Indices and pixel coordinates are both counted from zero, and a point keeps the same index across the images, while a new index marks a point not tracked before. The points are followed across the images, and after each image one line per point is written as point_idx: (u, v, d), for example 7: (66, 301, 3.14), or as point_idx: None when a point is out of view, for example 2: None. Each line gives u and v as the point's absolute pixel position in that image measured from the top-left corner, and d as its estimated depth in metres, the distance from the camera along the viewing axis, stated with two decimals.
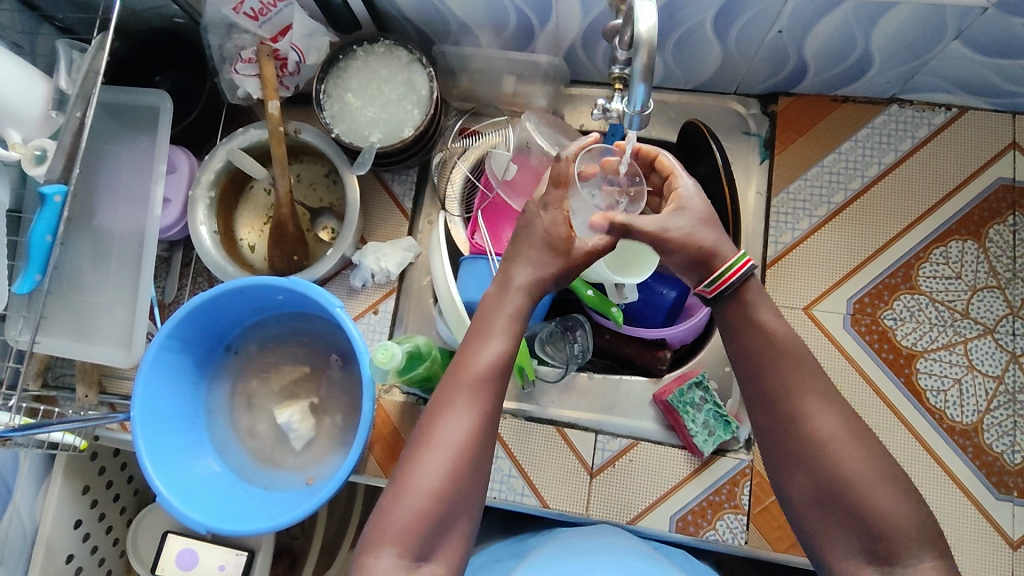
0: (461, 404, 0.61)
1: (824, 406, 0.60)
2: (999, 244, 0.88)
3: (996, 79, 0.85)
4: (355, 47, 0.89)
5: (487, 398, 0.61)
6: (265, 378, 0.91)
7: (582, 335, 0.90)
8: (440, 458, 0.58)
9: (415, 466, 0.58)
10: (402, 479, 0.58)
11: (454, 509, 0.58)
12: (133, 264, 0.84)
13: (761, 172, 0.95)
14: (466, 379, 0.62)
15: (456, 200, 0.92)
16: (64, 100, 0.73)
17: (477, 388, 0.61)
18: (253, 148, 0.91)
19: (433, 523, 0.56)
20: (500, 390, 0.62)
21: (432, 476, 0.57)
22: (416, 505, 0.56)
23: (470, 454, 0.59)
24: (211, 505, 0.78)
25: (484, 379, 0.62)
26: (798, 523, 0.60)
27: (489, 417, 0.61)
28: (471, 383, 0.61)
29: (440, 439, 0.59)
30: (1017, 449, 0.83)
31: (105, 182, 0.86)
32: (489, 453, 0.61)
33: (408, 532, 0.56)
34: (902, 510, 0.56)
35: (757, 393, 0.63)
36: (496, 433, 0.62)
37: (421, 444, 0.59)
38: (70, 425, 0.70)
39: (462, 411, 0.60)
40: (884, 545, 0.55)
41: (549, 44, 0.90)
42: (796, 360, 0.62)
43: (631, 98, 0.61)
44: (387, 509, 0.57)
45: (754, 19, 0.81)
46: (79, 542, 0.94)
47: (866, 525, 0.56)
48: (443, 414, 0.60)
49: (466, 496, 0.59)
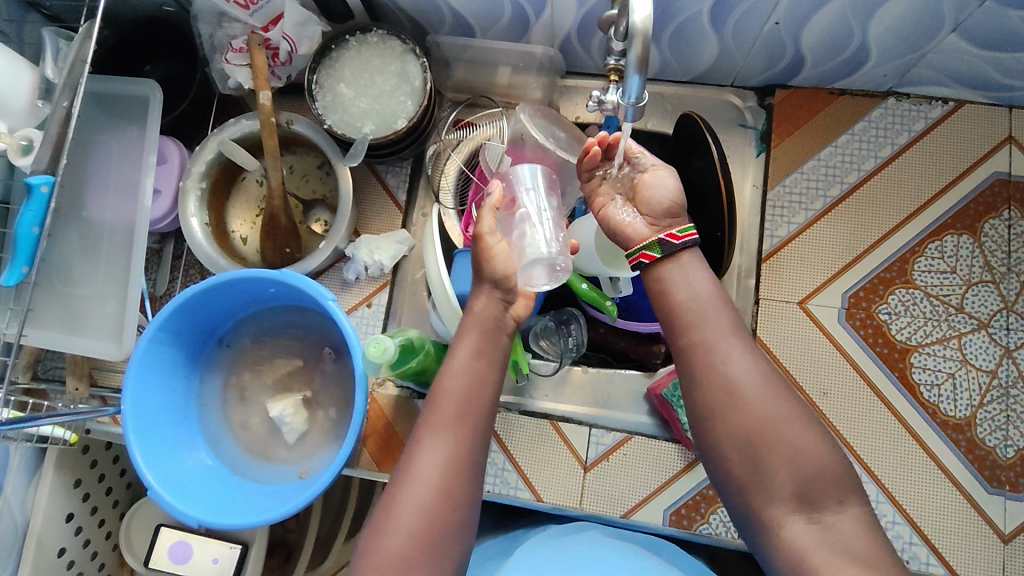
0: (442, 428, 0.63)
1: (745, 352, 0.63)
2: (994, 239, 0.88)
3: (993, 73, 0.84)
4: (348, 37, 0.88)
5: (466, 429, 0.64)
6: (258, 372, 0.90)
7: (576, 329, 0.88)
8: (417, 491, 0.60)
9: (394, 502, 0.60)
10: (382, 515, 0.60)
11: (437, 540, 0.59)
12: (124, 256, 0.83)
13: (757, 166, 0.95)
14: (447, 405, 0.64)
15: (450, 192, 0.92)
16: (50, 89, 0.72)
17: (456, 417, 0.64)
18: (244, 138, 0.90)
19: (419, 554, 0.58)
20: (478, 419, 0.65)
21: (410, 509, 0.59)
22: (400, 537, 0.58)
23: (449, 486, 0.61)
24: (204, 500, 0.77)
25: (460, 409, 0.64)
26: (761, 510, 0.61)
27: (467, 447, 0.63)
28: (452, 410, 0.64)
29: (417, 475, 0.61)
30: (1010, 443, 0.83)
31: (94, 172, 0.84)
32: (473, 486, 0.62)
33: (393, 564, 0.58)
34: (820, 451, 0.59)
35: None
36: (481, 463, 0.64)
37: (399, 480, 0.62)
38: (58, 419, 0.69)
39: (439, 440, 0.63)
40: (824, 502, 0.58)
41: (544, 35, 0.89)
42: (722, 318, 0.65)
43: (627, 90, 0.61)
44: (373, 543, 0.59)
45: (750, 11, 0.80)
46: (71, 536, 0.94)
47: (840, 519, 0.57)
48: (419, 448, 0.63)
49: (451, 527, 0.60)
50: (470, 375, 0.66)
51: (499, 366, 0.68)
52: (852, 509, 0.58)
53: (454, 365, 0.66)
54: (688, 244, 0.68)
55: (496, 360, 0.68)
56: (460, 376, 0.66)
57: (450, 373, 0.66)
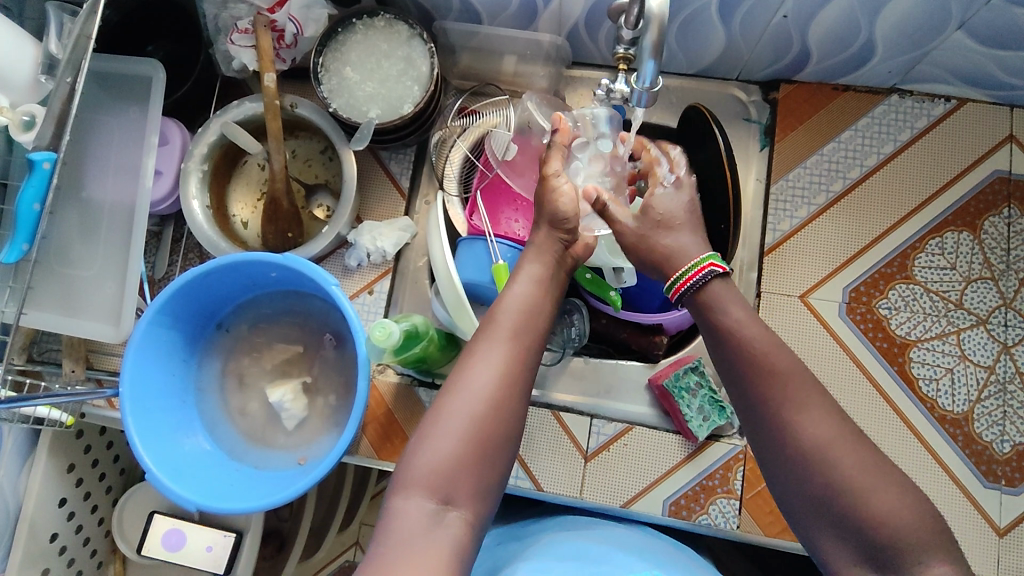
0: (495, 344, 0.62)
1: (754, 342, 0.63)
2: (993, 236, 0.89)
3: (996, 71, 0.85)
4: (355, 21, 0.87)
5: (520, 350, 0.62)
6: (257, 357, 0.89)
7: (578, 319, 0.91)
8: (468, 400, 0.59)
9: (443, 407, 0.59)
10: (429, 422, 0.59)
11: (483, 453, 0.58)
12: (123, 237, 0.82)
13: (760, 159, 0.95)
14: (502, 326, 0.63)
15: (453, 180, 0.92)
16: (53, 64, 0.71)
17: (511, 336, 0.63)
18: (247, 121, 0.89)
19: (463, 466, 0.57)
20: (533, 342, 0.64)
21: (459, 416, 0.58)
22: (447, 444, 0.57)
23: (499, 401, 0.59)
24: (202, 484, 0.77)
25: (515, 331, 0.63)
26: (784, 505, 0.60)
27: (520, 365, 0.61)
28: (506, 331, 0.63)
29: (469, 383, 0.59)
30: (1006, 438, 0.83)
31: (95, 152, 0.83)
32: (523, 406, 0.61)
33: (436, 474, 0.56)
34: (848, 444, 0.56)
35: (735, 381, 0.63)
36: (530, 386, 0.62)
37: (451, 388, 0.60)
38: (55, 399, 0.68)
39: (493, 357, 0.61)
40: None
41: (552, 22, 0.89)
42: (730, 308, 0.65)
43: (641, 75, 0.62)
44: (417, 448, 0.58)
45: (758, 3, 0.80)
46: (64, 521, 0.92)
47: (859, 514, 0.54)
48: (472, 358, 0.61)
49: (496, 444, 0.58)
50: (527, 300, 0.66)
51: (554, 296, 0.69)
52: (903, 534, 0.53)
53: (517, 285, 0.67)
54: (688, 292, 0.67)
55: (553, 293, 0.69)
56: (518, 300, 0.66)
57: (508, 297, 0.66)
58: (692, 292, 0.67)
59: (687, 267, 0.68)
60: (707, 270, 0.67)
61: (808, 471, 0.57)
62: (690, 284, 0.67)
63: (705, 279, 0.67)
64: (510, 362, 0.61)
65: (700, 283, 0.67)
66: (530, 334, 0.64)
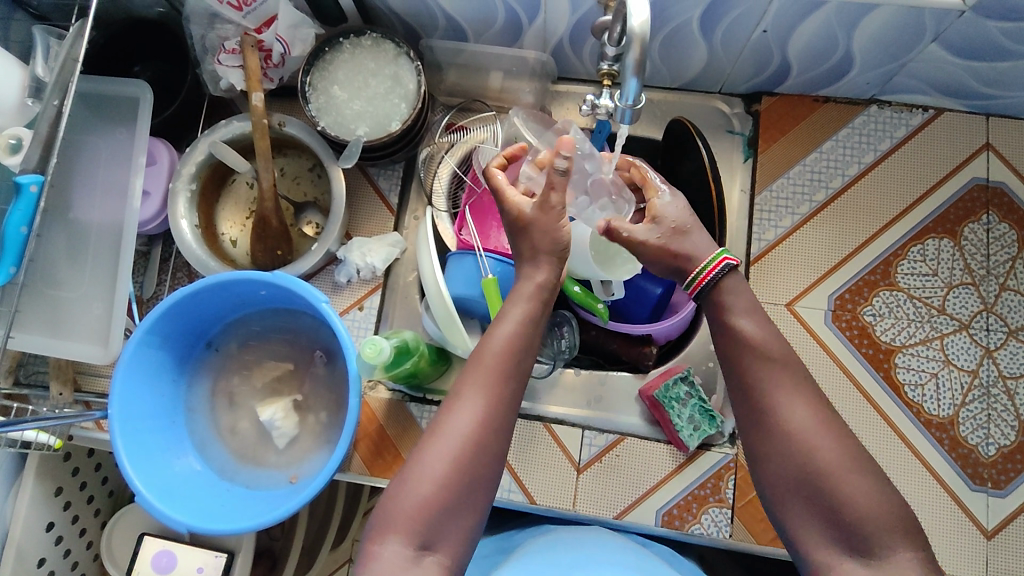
0: (472, 390, 0.61)
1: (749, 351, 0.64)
2: (973, 242, 0.90)
3: (972, 82, 0.87)
4: (342, 39, 0.88)
5: (498, 392, 0.62)
6: (247, 376, 0.89)
7: (568, 331, 0.91)
8: (446, 448, 0.59)
9: (424, 454, 0.59)
10: (412, 465, 0.59)
11: (461, 499, 0.58)
12: (112, 258, 0.82)
13: (744, 171, 0.97)
14: (488, 362, 0.63)
15: (441, 195, 0.92)
16: (40, 87, 0.71)
17: (491, 372, 0.62)
18: (235, 140, 0.89)
19: (439, 512, 0.57)
20: (516, 379, 0.63)
21: (436, 464, 0.58)
22: (425, 489, 0.57)
23: (478, 445, 0.59)
24: (193, 506, 0.76)
25: (496, 370, 0.62)
26: (762, 495, 0.63)
27: (500, 410, 0.61)
28: (494, 364, 0.63)
29: (450, 430, 0.59)
30: (991, 441, 0.85)
31: (82, 173, 0.83)
32: (502, 446, 0.61)
33: (414, 519, 0.57)
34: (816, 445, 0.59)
35: (739, 384, 0.65)
36: (509, 426, 0.62)
37: (431, 434, 0.60)
38: (43, 423, 0.67)
39: (472, 402, 0.61)
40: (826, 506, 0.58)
41: (536, 40, 0.90)
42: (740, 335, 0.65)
43: (624, 92, 0.63)
44: (396, 492, 0.58)
45: (739, 19, 0.82)
46: (53, 545, 0.91)
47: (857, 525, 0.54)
48: (455, 404, 0.61)
49: (475, 489, 0.59)
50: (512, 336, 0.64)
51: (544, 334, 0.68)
52: None
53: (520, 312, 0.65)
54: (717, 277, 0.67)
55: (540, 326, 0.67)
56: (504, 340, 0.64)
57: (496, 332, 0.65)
58: (711, 285, 0.67)
59: (705, 262, 0.68)
60: (726, 261, 0.67)
61: (780, 455, 0.60)
62: (714, 274, 0.67)
63: (725, 270, 0.67)
64: (487, 406, 0.61)
65: (718, 276, 0.67)
66: (509, 367, 0.63)
